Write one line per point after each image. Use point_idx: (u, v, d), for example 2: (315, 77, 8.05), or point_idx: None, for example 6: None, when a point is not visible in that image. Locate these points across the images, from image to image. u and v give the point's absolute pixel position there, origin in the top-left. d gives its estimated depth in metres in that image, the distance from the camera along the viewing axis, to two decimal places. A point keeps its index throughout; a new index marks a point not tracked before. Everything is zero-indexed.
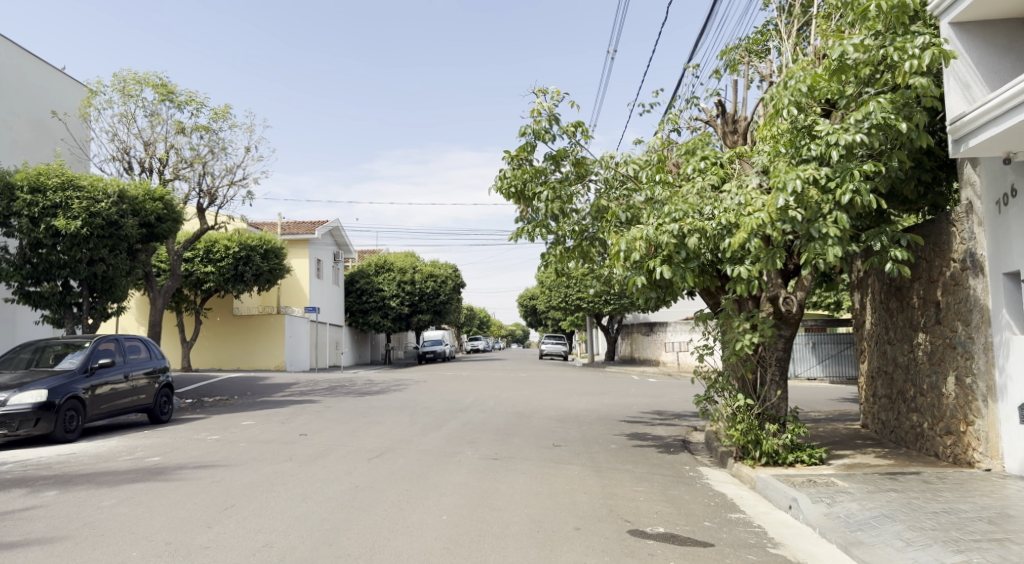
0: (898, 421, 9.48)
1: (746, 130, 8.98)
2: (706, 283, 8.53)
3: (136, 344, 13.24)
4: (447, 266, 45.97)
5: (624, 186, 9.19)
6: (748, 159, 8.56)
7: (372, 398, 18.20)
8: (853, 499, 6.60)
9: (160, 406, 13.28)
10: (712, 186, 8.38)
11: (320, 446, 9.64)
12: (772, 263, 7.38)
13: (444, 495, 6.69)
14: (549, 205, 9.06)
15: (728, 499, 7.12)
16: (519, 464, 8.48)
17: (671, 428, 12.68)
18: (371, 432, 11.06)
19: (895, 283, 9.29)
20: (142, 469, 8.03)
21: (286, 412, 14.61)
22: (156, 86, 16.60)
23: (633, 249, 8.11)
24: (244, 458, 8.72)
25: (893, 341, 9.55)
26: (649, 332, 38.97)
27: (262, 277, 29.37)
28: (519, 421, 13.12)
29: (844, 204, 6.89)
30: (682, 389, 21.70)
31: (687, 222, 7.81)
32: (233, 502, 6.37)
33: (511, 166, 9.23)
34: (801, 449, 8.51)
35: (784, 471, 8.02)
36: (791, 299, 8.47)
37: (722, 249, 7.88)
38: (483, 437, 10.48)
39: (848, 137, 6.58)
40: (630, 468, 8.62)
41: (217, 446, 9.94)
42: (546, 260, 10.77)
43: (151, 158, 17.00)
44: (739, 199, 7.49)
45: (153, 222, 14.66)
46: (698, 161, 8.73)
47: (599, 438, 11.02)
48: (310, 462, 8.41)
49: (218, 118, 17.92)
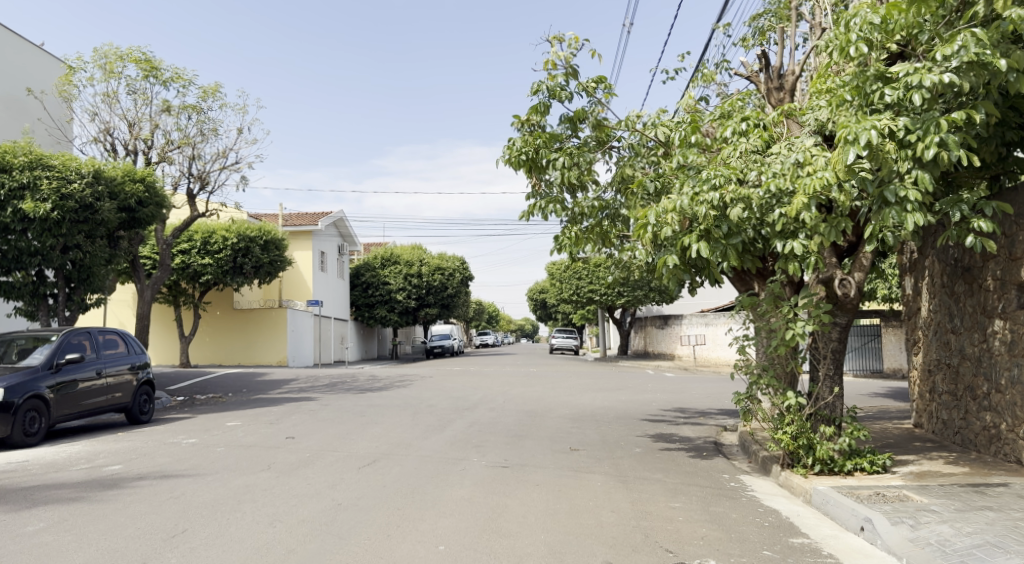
0: (965, 421, 8.23)
1: (793, 87, 7.73)
2: (748, 264, 7.31)
3: (113, 338, 12.18)
4: (455, 259, 44.85)
5: (652, 154, 7.96)
6: (797, 119, 7.32)
7: (373, 395, 17.09)
8: (943, 520, 5.33)
9: (139, 406, 12.23)
10: (756, 150, 7.14)
11: (306, 452, 8.51)
12: (834, 236, 6.14)
13: (441, 516, 5.52)
14: (565, 174, 7.82)
15: (784, 520, 5.90)
16: (532, 474, 7.31)
17: (699, 428, 11.49)
18: (366, 434, 9.93)
19: (964, 263, 8.04)
20: (94, 481, 6.94)
21: (278, 412, 13.53)
22: (140, 62, 15.57)
23: (664, 222, 6.88)
24: (217, 467, 7.61)
25: (960, 330, 8.29)
26: (663, 325, 37.72)
27: (262, 269, 28.33)
28: (532, 421, 11.98)
29: (925, 162, 5.59)
30: (703, 384, 20.48)
31: (729, 189, 6.57)
32: (185, 527, 5.23)
33: (522, 133, 8.04)
34: (860, 455, 7.29)
35: (844, 481, 6.81)
36: (849, 280, 7.25)
37: (771, 220, 6.65)
38: (491, 440, 9.34)
39: (934, 77, 5.30)
40: (661, 477, 7.43)
41: (192, 451, 8.83)
42: (561, 241, 9.61)
43: (135, 139, 15.91)
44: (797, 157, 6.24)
45: (134, 206, 13.61)
46: (737, 123, 7.49)
47: (621, 441, 9.83)
48: (289, 472, 7.28)
49: (209, 97, 16.84)
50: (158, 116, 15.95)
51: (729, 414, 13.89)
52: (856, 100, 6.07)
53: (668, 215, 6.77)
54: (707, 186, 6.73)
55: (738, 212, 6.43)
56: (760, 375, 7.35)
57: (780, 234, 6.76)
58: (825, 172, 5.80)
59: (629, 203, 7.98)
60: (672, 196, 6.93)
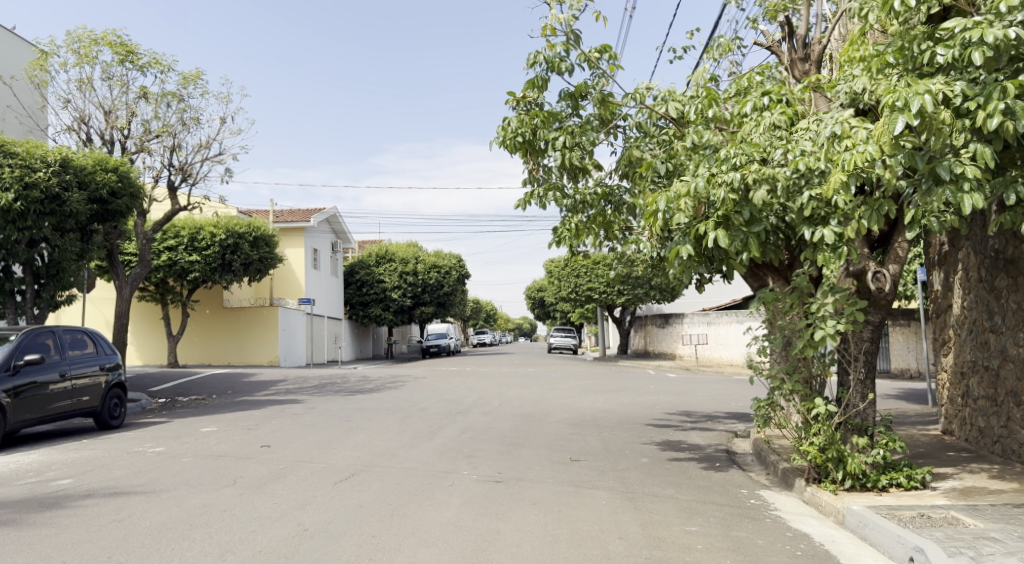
0: (1007, 430, 7.47)
1: (820, 58, 7.00)
2: (770, 256, 6.52)
3: (81, 338, 11.36)
4: (452, 257, 44.05)
5: (662, 134, 7.16)
6: (826, 91, 6.56)
7: (363, 398, 16.30)
8: (1009, 552, 4.54)
9: (109, 410, 11.41)
10: (781, 126, 6.35)
11: (279, 464, 7.70)
12: (875, 221, 5.36)
13: (422, 546, 4.71)
14: (565, 155, 6.95)
15: (818, 548, 5.10)
16: (529, 490, 6.51)
17: (708, 434, 10.70)
18: (349, 442, 9.12)
19: (1007, 255, 7.28)
20: (34, 498, 6.13)
21: (259, 416, 12.73)
22: (115, 46, 14.75)
23: (676, 208, 6.07)
24: (176, 481, 6.80)
25: (1001, 329, 7.53)
26: (664, 324, 36.99)
27: (251, 266, 27.54)
28: (529, 426, 11.20)
29: (986, 133, 4.82)
30: (707, 386, 19.73)
31: (752, 168, 5.78)
32: (120, 560, 4.42)
33: (517, 112, 7.24)
34: (895, 470, 6.50)
35: (880, 500, 6.03)
36: (884, 273, 6.45)
37: (799, 204, 5.88)
38: (484, 450, 8.55)
39: (999, 31, 4.51)
40: (673, 494, 6.64)
41: (154, 462, 8.02)
42: (561, 233, 8.82)
43: (112, 128, 15.15)
44: (831, 130, 5.46)
45: (105, 196, 12.79)
46: (758, 97, 6.69)
47: (626, 450, 9.03)
48: (256, 488, 6.47)
49: (191, 83, 16.02)
50: (135, 104, 15.14)
51: (738, 418, 13.11)
52: (902, 64, 5.28)
53: (683, 200, 5.98)
54: (726, 165, 5.94)
55: (763, 195, 5.64)
56: (781, 380, 6.57)
57: (808, 220, 5.98)
58: (867, 146, 5.03)
59: (636, 189, 7.18)
60: (686, 178, 6.14)
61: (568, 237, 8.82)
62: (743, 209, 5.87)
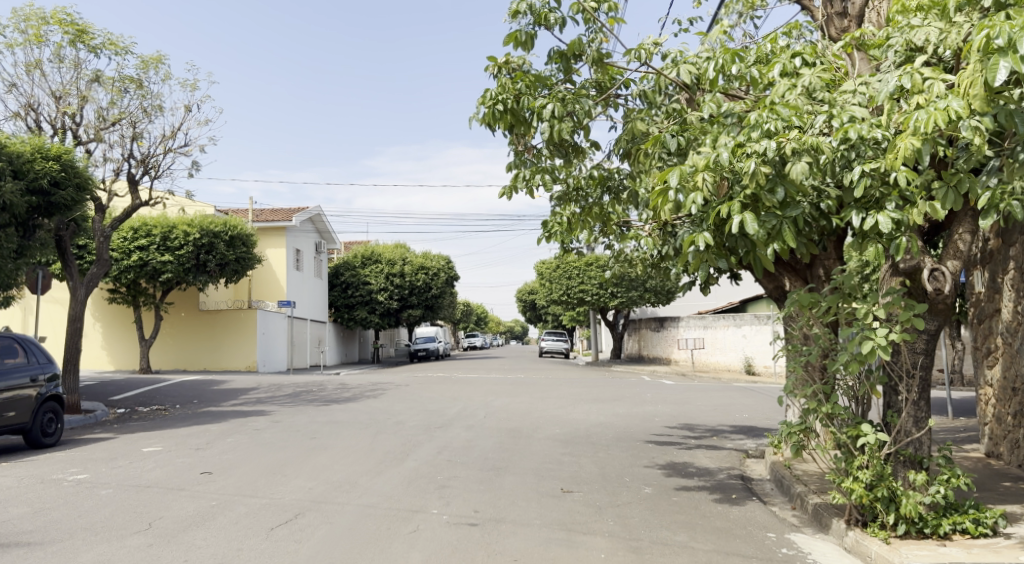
0: None
1: (863, 13, 6.04)
2: (803, 247, 5.43)
3: (10, 346, 10.07)
4: (441, 258, 42.76)
5: (672, 102, 6.01)
6: (872, 48, 5.42)
7: (337, 408, 15.03)
8: None
9: (41, 427, 10.10)
10: (820, 87, 5.16)
11: (215, 499, 6.43)
12: (950, 201, 4.19)
13: None
14: (554, 126, 5.70)
15: None
16: (512, 537, 5.28)
17: (716, 455, 9.49)
18: (305, 467, 7.85)
19: None
20: None
21: (216, 432, 11.44)
22: (64, 25, 13.23)
23: (696, 188, 4.95)
24: (78, 526, 5.52)
25: None
26: (659, 328, 35.92)
27: (228, 267, 26.26)
28: (515, 444, 9.96)
29: None
30: (707, 394, 18.60)
31: (790, 135, 4.77)
32: None
33: (498, 77, 6.10)
34: (958, 511, 5.32)
35: (943, 551, 4.84)
36: (943, 271, 5.23)
37: (846, 181, 4.76)
38: (462, 478, 7.31)
39: None
40: (686, 541, 5.41)
41: (67, 495, 6.73)
42: (551, 225, 7.63)
43: (62, 114, 13.72)
44: (896, 83, 4.26)
45: (46, 187, 11.56)
46: (788, 59, 5.53)
47: (626, 476, 7.81)
48: (171, 538, 5.19)
49: (152, 68, 14.65)
50: (89, 90, 13.72)
51: (745, 433, 11.96)
52: None
53: (701, 175, 4.95)
54: (757, 134, 4.93)
55: (803, 170, 4.61)
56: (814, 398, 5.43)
57: (858, 202, 4.84)
58: (951, 101, 3.77)
59: (640, 169, 5.99)
60: (703, 150, 5.10)
61: (560, 232, 7.62)
62: (776, 185, 4.81)
